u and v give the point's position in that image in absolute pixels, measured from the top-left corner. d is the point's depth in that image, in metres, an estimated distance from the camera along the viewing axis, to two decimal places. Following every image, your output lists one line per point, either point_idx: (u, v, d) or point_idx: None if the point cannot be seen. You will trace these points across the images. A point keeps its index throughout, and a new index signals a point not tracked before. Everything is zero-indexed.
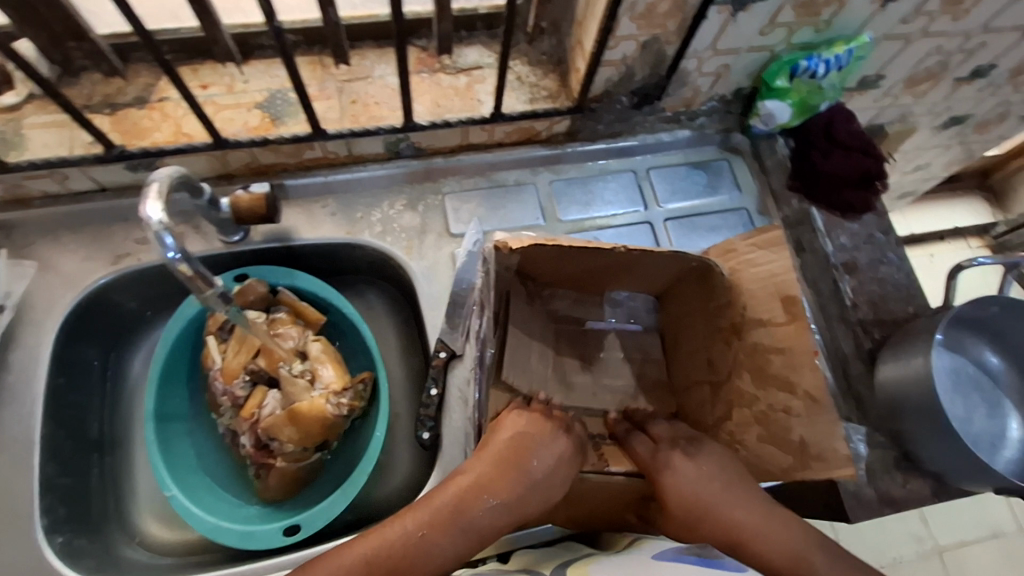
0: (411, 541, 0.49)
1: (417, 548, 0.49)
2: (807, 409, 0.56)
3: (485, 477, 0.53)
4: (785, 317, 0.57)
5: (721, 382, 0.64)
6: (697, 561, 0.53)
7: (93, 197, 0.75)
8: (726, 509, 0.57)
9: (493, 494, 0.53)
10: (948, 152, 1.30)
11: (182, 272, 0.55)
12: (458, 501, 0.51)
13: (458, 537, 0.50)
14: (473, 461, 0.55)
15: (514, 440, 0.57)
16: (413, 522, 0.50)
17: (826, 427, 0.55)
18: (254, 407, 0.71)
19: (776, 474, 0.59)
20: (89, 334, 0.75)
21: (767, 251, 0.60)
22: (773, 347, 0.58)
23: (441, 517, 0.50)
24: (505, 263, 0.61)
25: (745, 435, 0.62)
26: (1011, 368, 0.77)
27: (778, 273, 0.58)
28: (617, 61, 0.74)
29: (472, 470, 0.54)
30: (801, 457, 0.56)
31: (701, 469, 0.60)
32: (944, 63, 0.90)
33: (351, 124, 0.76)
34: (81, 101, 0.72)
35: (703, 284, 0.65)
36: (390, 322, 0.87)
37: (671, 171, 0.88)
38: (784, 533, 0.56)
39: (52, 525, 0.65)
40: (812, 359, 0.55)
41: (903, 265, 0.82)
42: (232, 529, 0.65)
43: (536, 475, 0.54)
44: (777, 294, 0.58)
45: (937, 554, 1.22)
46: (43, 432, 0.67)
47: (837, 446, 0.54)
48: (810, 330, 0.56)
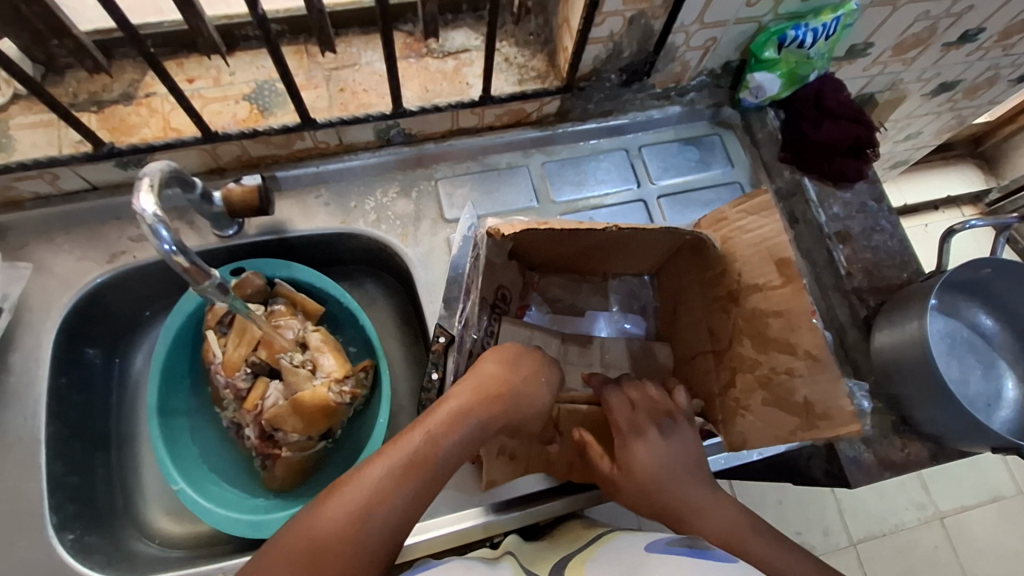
0: (423, 450, 0.51)
1: (427, 454, 0.51)
2: (808, 369, 0.56)
3: (481, 390, 0.55)
4: (780, 280, 0.57)
5: (723, 350, 0.65)
6: (687, 552, 0.52)
7: (86, 196, 0.74)
8: (675, 490, 0.58)
9: (487, 410, 0.54)
10: (939, 119, 1.30)
11: (179, 264, 0.55)
12: (455, 418, 0.53)
13: (463, 440, 0.52)
14: (467, 379, 0.56)
15: (501, 364, 0.57)
16: (419, 437, 0.52)
17: (827, 385, 0.54)
18: (257, 398, 0.72)
19: (785, 438, 0.57)
20: (89, 333, 0.75)
21: (758, 217, 0.60)
22: (771, 311, 0.58)
23: (443, 432, 0.52)
24: (496, 244, 0.62)
25: (750, 402, 0.62)
26: (1005, 329, 0.78)
27: (769, 238, 0.59)
28: (604, 38, 0.74)
29: (468, 384, 0.55)
30: (807, 416, 0.56)
31: (657, 437, 0.60)
32: (933, 28, 0.90)
33: (340, 112, 0.76)
34: (67, 100, 0.71)
35: (695, 259, 0.66)
36: (389, 311, 0.88)
37: (663, 149, 0.88)
38: (719, 508, 0.59)
39: (63, 522, 0.65)
40: (810, 319, 0.55)
41: (897, 232, 0.82)
42: (241, 520, 0.66)
43: (522, 392, 0.56)
44: (772, 258, 0.58)
45: (938, 520, 1.24)
46: (48, 431, 0.67)
47: (842, 404, 0.53)
48: (805, 290, 0.56)
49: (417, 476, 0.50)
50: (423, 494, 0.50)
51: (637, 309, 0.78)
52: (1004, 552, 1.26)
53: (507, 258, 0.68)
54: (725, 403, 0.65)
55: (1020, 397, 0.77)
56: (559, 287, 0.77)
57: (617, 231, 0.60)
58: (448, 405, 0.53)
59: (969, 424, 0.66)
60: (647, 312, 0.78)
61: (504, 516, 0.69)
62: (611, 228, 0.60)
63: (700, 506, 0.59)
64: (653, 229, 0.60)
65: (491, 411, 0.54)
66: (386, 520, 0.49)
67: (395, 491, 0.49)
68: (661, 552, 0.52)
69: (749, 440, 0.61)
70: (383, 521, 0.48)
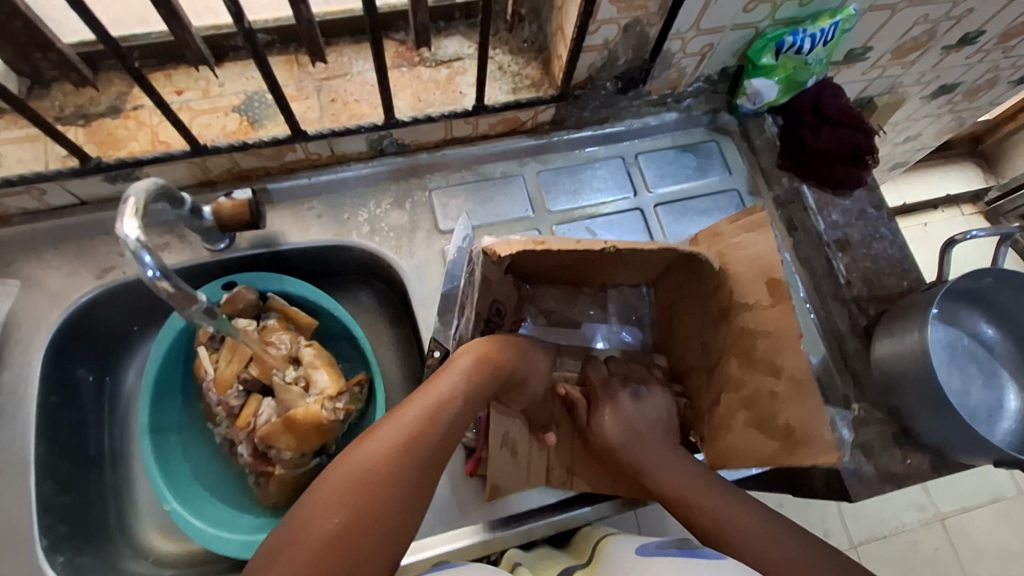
0: (427, 418, 0.54)
1: (431, 421, 0.54)
2: (791, 393, 0.56)
3: (479, 358, 0.58)
4: (769, 300, 0.57)
5: (713, 367, 0.65)
6: (679, 553, 0.54)
7: (74, 210, 0.73)
8: (640, 451, 0.64)
9: (500, 367, 0.59)
10: (939, 120, 1.29)
11: (163, 290, 0.54)
12: (473, 373, 0.57)
13: (464, 406, 0.56)
14: (465, 349, 0.59)
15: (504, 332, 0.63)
16: (442, 392, 0.56)
17: (809, 411, 0.55)
18: (249, 416, 0.71)
19: (764, 461, 0.58)
20: (79, 351, 0.74)
21: (755, 233, 0.61)
22: (758, 330, 0.58)
23: (463, 387, 0.56)
24: (493, 262, 0.60)
25: (732, 421, 0.62)
26: (1007, 339, 0.77)
27: (764, 255, 0.59)
28: (599, 46, 0.73)
29: (480, 345, 0.59)
30: (788, 443, 0.56)
31: (625, 401, 0.67)
32: (932, 32, 0.88)
33: (331, 123, 0.75)
34: (53, 113, 0.70)
35: (692, 276, 0.65)
36: (383, 322, 0.87)
37: (660, 155, 0.87)
38: (686, 472, 0.63)
39: (53, 544, 0.64)
40: (797, 342, 0.55)
41: (897, 239, 0.81)
42: (234, 540, 0.66)
43: (525, 357, 0.62)
44: (764, 276, 0.58)
45: (939, 522, 1.22)
46: (38, 451, 0.66)
47: (822, 433, 0.53)
48: (794, 311, 0.56)
49: (426, 442, 0.53)
50: (432, 459, 0.53)
51: (635, 320, 0.77)
52: (1005, 553, 1.25)
53: (503, 272, 0.67)
54: (711, 420, 0.65)
55: (1021, 408, 0.76)
56: (555, 298, 0.76)
57: (614, 250, 0.59)
58: (465, 362, 0.57)
59: (970, 437, 0.65)
60: (644, 324, 0.77)
61: (503, 532, 0.68)
62: (607, 246, 0.59)
63: (666, 467, 0.63)
64: (650, 247, 0.59)
65: (490, 376, 0.57)
66: (398, 486, 0.51)
67: (404, 456, 0.52)
68: (653, 555, 0.54)
69: (731, 460, 0.61)
70: (396, 486, 0.51)
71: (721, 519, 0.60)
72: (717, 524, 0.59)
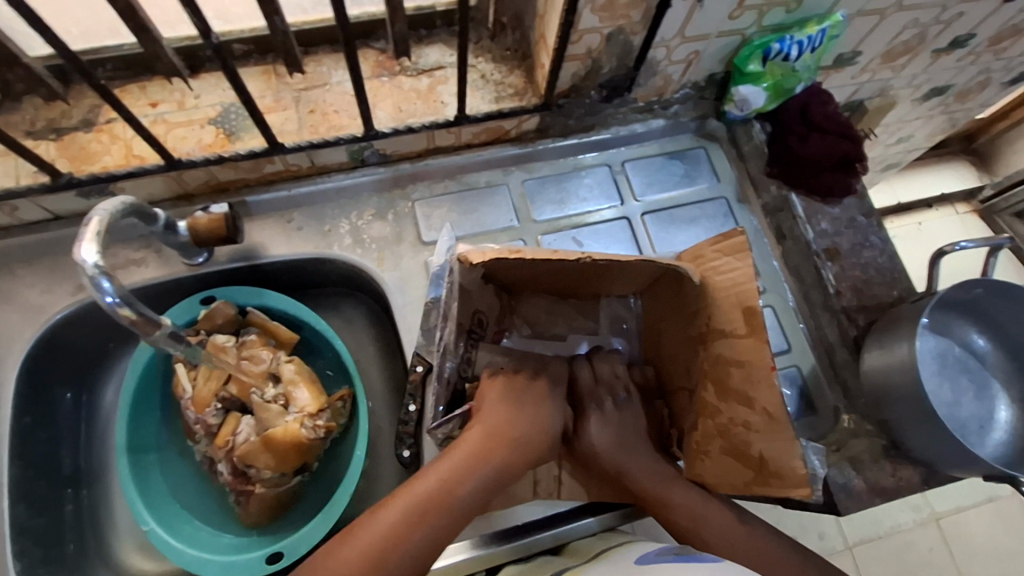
0: (436, 494, 0.56)
1: (438, 498, 0.56)
2: (765, 425, 0.57)
3: (487, 437, 0.60)
4: (745, 330, 0.57)
5: (694, 389, 0.64)
6: (675, 559, 0.52)
7: (48, 225, 0.72)
8: (625, 458, 0.65)
9: (505, 446, 0.60)
10: (931, 122, 1.28)
11: (126, 317, 0.53)
12: (477, 453, 0.59)
13: (471, 487, 0.57)
14: (473, 426, 0.61)
15: (507, 393, 0.64)
16: (446, 472, 0.57)
17: (782, 444, 0.56)
18: (228, 434, 0.70)
19: (739, 489, 0.60)
20: (55, 368, 0.73)
21: (731, 258, 0.60)
22: (733, 360, 0.58)
23: (467, 467, 0.58)
24: (467, 271, 0.60)
25: (708, 447, 0.62)
26: (998, 349, 0.76)
27: (741, 281, 0.58)
28: (582, 55, 0.71)
29: (483, 426, 0.61)
30: (761, 472, 0.58)
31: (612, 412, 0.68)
32: (922, 35, 0.87)
33: (310, 135, 0.73)
34: (24, 127, 0.68)
35: (677, 292, 0.64)
36: (368, 335, 0.85)
37: (647, 163, 0.86)
38: (667, 474, 0.65)
39: (27, 569, 0.63)
40: (770, 375, 0.55)
41: (887, 248, 0.80)
42: (214, 561, 0.64)
43: (531, 425, 0.63)
44: (738, 306, 0.58)
45: (934, 521, 1.20)
46: (11, 474, 0.65)
47: (795, 466, 0.55)
48: (766, 344, 0.56)
49: (432, 518, 0.55)
50: (439, 538, 0.55)
51: (623, 331, 0.75)
52: (998, 554, 1.24)
53: (482, 283, 0.66)
54: (687, 444, 0.65)
55: (1012, 419, 0.76)
56: (539, 309, 0.74)
57: (591, 260, 0.58)
58: (470, 440, 0.60)
59: (960, 452, 0.64)
60: (632, 335, 0.75)
61: (490, 551, 0.67)
62: (584, 259, 0.58)
63: (649, 474, 0.64)
64: (632, 260, 0.59)
65: (492, 459, 0.59)
66: (405, 562, 0.53)
67: (411, 533, 0.54)
68: (651, 562, 0.52)
69: (705, 480, 0.63)
70: (393, 567, 0.52)
71: (698, 513, 0.62)
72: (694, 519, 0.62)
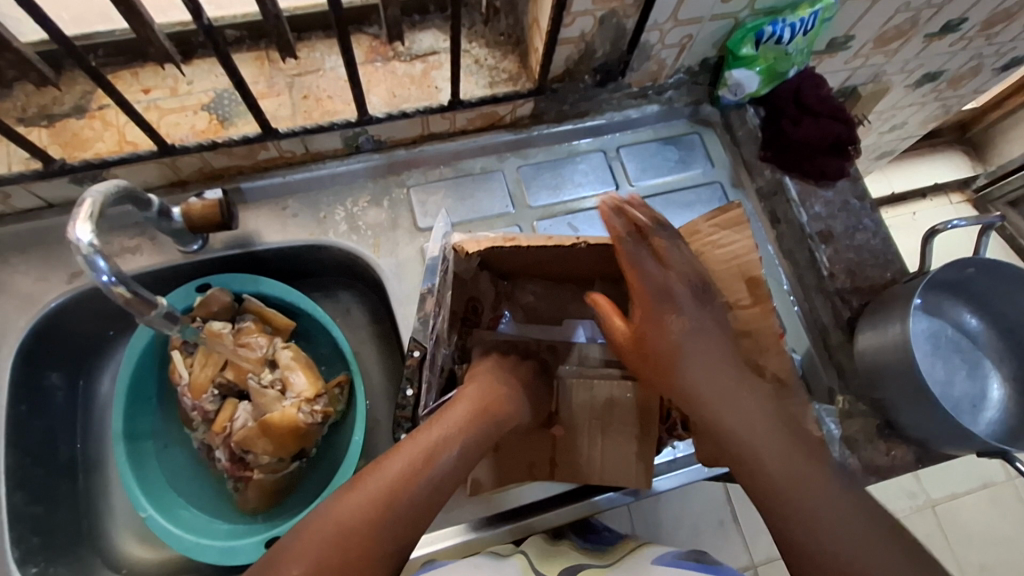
0: (440, 447, 0.56)
1: (442, 450, 0.56)
2: (776, 391, 0.59)
3: (483, 396, 0.61)
4: (749, 300, 0.60)
5: None
6: (697, 568, 0.53)
7: (41, 213, 0.72)
8: (742, 419, 0.54)
9: (495, 410, 0.61)
10: (925, 109, 1.29)
11: (120, 295, 0.53)
12: (470, 416, 0.59)
13: (470, 444, 0.58)
14: (471, 385, 0.63)
15: (491, 368, 0.66)
16: (443, 429, 0.58)
17: (796, 408, 0.59)
18: (225, 420, 0.70)
19: None
20: (51, 357, 0.73)
21: (730, 231, 0.61)
22: (740, 331, 0.61)
23: (462, 424, 0.58)
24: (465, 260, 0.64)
25: None
26: (991, 329, 0.77)
27: (741, 254, 0.61)
28: (575, 38, 0.71)
29: (473, 393, 0.62)
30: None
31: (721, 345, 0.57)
32: (914, 20, 0.88)
33: (304, 121, 0.73)
34: (16, 114, 0.68)
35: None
36: (365, 323, 0.86)
37: (642, 149, 0.86)
38: (794, 474, 0.51)
39: (25, 556, 0.64)
40: (778, 342, 0.59)
41: (880, 230, 0.81)
42: (212, 546, 0.64)
43: (522, 400, 0.64)
44: (743, 276, 0.60)
45: (930, 508, 1.23)
46: (7, 461, 0.65)
47: (809, 428, 0.59)
48: (773, 312, 0.59)
49: (430, 471, 0.55)
50: (443, 487, 0.55)
51: None
52: (994, 540, 1.24)
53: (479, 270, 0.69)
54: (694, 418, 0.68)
55: (1004, 398, 0.76)
56: (536, 294, 0.74)
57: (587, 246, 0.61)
58: (461, 406, 0.60)
59: (953, 429, 0.64)
60: None
61: (488, 533, 0.69)
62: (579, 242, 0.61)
63: (765, 441, 0.53)
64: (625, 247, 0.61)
65: (483, 425, 0.59)
66: (411, 510, 0.52)
67: (418, 482, 0.54)
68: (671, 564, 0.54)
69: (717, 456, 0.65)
70: (391, 520, 0.51)
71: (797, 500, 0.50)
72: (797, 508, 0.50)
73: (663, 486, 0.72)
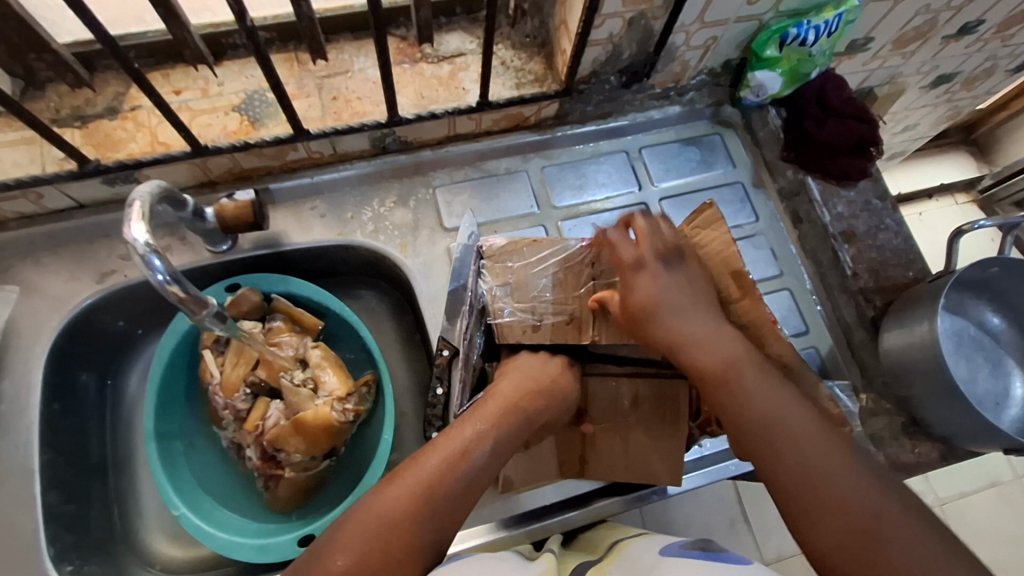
0: (473, 443, 0.56)
1: (475, 445, 0.56)
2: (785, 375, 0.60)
3: (515, 392, 0.61)
4: (738, 293, 0.61)
5: None
6: (702, 555, 0.52)
7: (72, 214, 0.72)
8: (766, 391, 0.54)
9: (526, 406, 0.61)
10: (936, 110, 1.30)
11: (173, 294, 0.55)
12: (502, 413, 0.60)
13: (501, 440, 0.58)
14: (503, 380, 0.63)
15: (523, 363, 0.66)
16: (477, 424, 0.58)
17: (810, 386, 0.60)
18: (257, 419, 0.71)
19: None
20: (81, 357, 0.73)
21: (709, 229, 0.63)
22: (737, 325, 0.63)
23: (496, 421, 0.59)
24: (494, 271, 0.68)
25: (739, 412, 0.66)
26: (1012, 327, 0.78)
27: (722, 249, 0.62)
28: (603, 40, 0.72)
29: (504, 390, 0.62)
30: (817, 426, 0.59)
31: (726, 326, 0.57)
32: (933, 21, 0.88)
33: (334, 121, 0.74)
34: (49, 115, 0.68)
35: None
36: (389, 323, 0.86)
37: (664, 149, 0.87)
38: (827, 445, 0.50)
39: (60, 553, 0.64)
40: (773, 326, 0.60)
41: (902, 230, 0.81)
42: (246, 543, 0.65)
43: (557, 393, 0.63)
44: (728, 270, 0.61)
45: (939, 507, 1.24)
46: (42, 460, 0.65)
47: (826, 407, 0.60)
48: (760, 301, 0.61)
49: (463, 468, 0.55)
50: (478, 483, 0.55)
51: None
52: (1003, 539, 1.25)
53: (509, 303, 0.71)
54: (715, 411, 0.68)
55: None
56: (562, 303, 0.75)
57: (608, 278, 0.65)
58: (495, 402, 0.60)
59: (981, 426, 0.65)
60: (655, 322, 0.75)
61: (517, 530, 0.69)
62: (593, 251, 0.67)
63: (792, 417, 0.52)
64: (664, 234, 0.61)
65: (515, 422, 0.59)
66: (448, 505, 0.53)
67: (452, 478, 0.54)
68: (676, 556, 0.52)
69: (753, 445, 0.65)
70: (426, 517, 0.51)
71: (821, 475, 0.49)
72: (825, 495, 0.48)
73: (690, 483, 0.73)
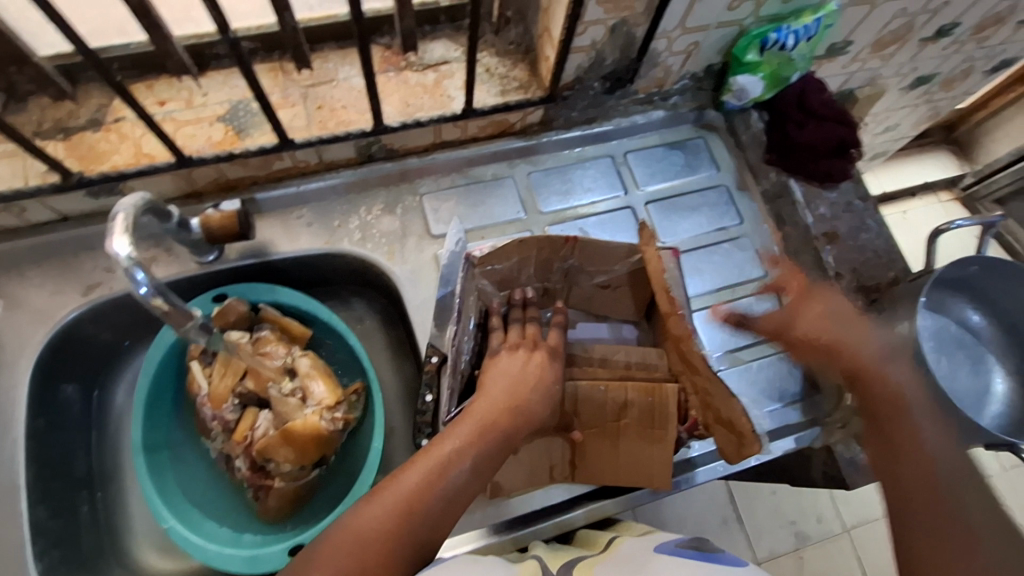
0: (452, 461, 0.56)
1: (453, 464, 0.56)
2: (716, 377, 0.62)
3: (491, 411, 0.61)
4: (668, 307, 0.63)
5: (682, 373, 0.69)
6: (696, 556, 0.54)
7: (56, 226, 0.72)
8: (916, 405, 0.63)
9: (503, 419, 0.60)
10: (917, 110, 1.32)
11: (157, 306, 0.55)
12: (480, 429, 0.59)
13: (480, 458, 0.57)
14: (481, 396, 0.63)
15: (502, 375, 0.64)
16: (456, 444, 0.57)
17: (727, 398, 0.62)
18: (246, 429, 0.71)
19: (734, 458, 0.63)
20: (67, 370, 0.72)
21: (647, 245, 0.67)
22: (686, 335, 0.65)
23: (474, 437, 0.58)
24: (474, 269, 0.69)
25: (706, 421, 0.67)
26: (992, 324, 0.80)
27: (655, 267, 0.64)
28: (586, 47, 0.73)
29: (479, 410, 0.60)
30: (738, 435, 0.62)
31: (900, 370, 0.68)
32: (910, 25, 0.90)
33: (319, 130, 0.74)
34: (30, 129, 0.68)
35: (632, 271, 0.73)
36: (379, 331, 0.86)
37: (649, 154, 0.87)
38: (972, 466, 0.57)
39: (48, 570, 0.63)
40: None
41: (883, 231, 0.83)
42: (237, 555, 0.65)
43: (533, 400, 0.63)
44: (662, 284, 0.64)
45: None
46: (28, 476, 0.65)
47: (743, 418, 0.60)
48: None
49: (441, 487, 0.55)
50: (457, 500, 0.56)
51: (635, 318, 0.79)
52: None
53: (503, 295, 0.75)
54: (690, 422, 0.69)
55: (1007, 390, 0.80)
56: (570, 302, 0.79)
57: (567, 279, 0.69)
58: (473, 417, 0.60)
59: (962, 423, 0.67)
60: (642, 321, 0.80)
61: (505, 537, 0.69)
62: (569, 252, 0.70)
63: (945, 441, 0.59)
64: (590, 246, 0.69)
65: (495, 441, 0.59)
66: (425, 525, 0.53)
67: (431, 496, 0.54)
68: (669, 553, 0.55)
69: (727, 455, 0.64)
70: (404, 538, 0.52)
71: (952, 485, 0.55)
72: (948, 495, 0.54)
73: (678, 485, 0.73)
